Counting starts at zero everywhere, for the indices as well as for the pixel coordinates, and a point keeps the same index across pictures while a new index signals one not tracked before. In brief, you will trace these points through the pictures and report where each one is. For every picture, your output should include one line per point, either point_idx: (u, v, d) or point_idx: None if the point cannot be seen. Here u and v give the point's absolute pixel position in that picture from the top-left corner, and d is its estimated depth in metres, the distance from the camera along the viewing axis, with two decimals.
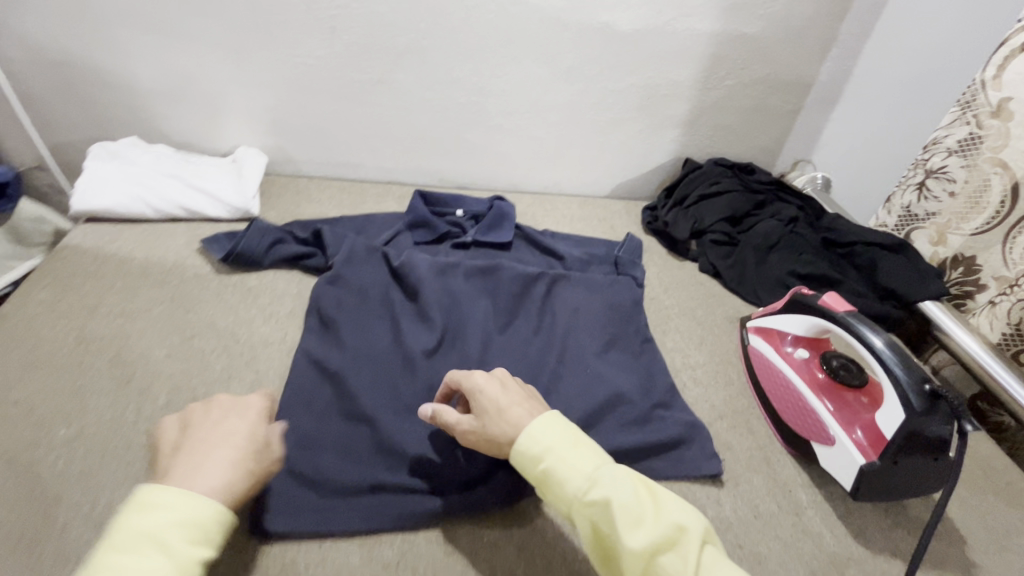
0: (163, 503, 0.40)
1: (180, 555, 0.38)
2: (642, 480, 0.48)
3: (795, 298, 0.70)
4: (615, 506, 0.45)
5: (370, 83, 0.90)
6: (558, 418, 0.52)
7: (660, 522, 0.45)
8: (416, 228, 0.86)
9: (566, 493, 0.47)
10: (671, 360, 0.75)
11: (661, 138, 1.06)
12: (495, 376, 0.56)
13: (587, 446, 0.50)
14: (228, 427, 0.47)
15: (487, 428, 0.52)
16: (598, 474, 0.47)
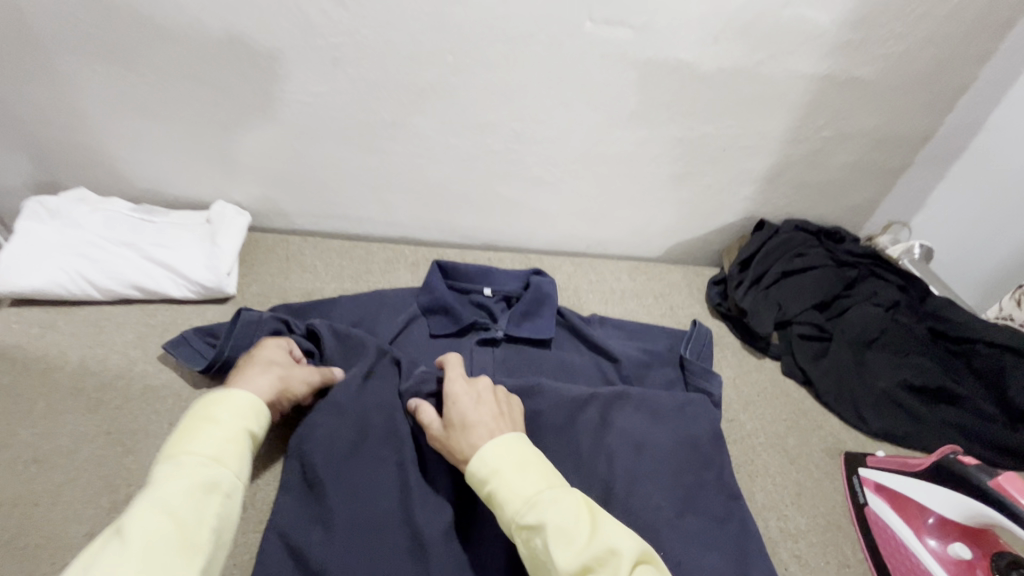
0: (223, 395, 0.43)
1: (235, 429, 0.41)
2: (586, 503, 0.42)
3: (943, 463, 0.52)
4: (550, 530, 0.39)
5: (382, 127, 0.72)
6: (516, 435, 0.47)
7: (595, 544, 0.39)
8: (433, 314, 0.68)
9: (505, 516, 0.42)
10: (762, 523, 0.57)
11: (732, 196, 0.87)
12: (477, 389, 0.53)
13: (537, 466, 0.44)
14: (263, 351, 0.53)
15: (450, 440, 0.49)
16: (538, 496, 0.41)
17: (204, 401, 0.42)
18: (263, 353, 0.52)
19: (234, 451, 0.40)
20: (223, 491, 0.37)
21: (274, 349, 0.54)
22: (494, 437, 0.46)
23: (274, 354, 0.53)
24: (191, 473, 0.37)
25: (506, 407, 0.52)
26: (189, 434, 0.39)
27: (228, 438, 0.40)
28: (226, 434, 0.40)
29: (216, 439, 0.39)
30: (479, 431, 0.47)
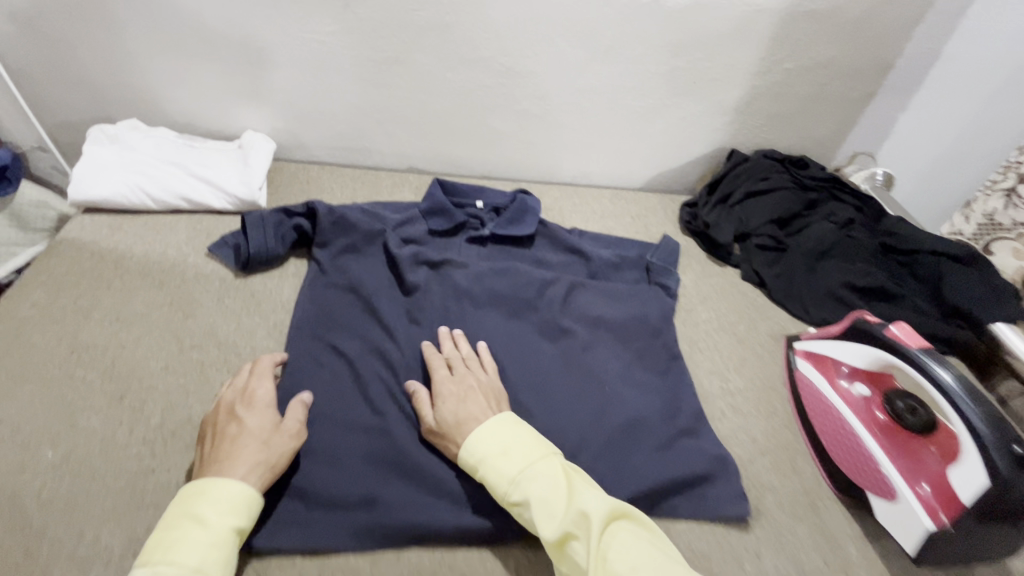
0: (208, 486, 0.45)
1: (221, 530, 0.44)
2: (565, 475, 0.49)
3: (856, 325, 0.62)
4: (535, 506, 0.47)
5: (388, 64, 0.82)
6: (498, 420, 0.53)
7: (572, 510, 0.47)
8: (432, 215, 0.79)
9: (495, 490, 0.50)
10: (706, 382, 0.68)
11: (704, 127, 0.96)
12: (467, 386, 0.58)
13: (517, 445, 0.51)
14: (243, 423, 0.51)
15: (444, 435, 0.54)
16: (520, 475, 0.49)
17: (193, 489, 0.45)
18: (250, 424, 0.51)
19: (217, 558, 0.42)
20: None
21: (263, 415, 0.52)
22: (478, 426, 0.53)
23: (262, 421, 0.51)
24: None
25: (491, 400, 0.57)
26: (175, 539, 0.42)
27: (214, 544, 0.43)
28: (211, 537, 0.43)
29: (200, 543, 0.42)
30: (471, 428, 0.53)
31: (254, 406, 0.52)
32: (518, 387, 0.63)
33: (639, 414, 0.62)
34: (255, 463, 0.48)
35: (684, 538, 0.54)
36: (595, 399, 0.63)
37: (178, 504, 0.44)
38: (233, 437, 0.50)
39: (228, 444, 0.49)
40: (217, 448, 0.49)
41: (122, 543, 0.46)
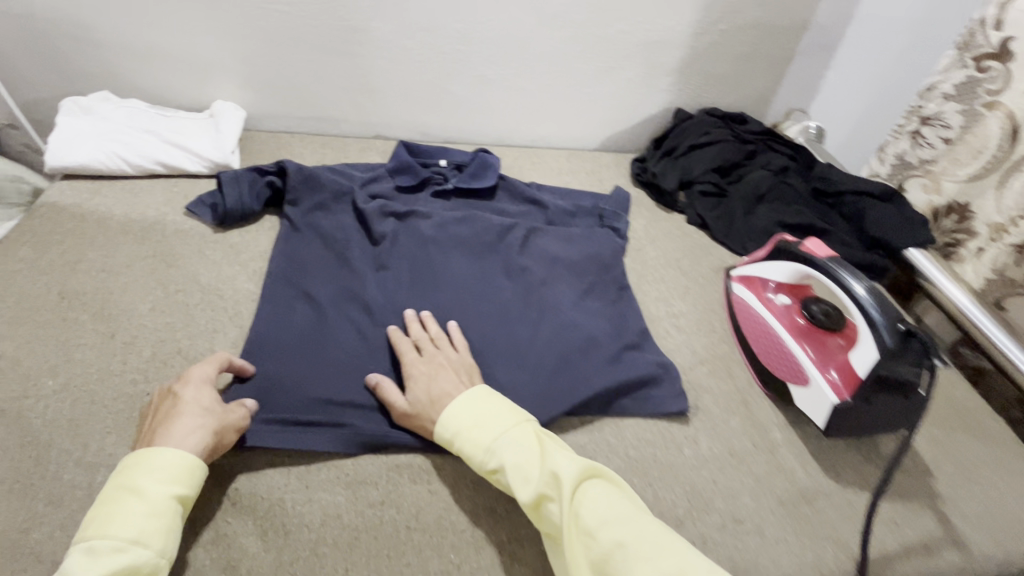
0: (145, 459, 0.45)
1: (160, 499, 0.43)
2: (537, 441, 0.51)
3: (778, 245, 0.69)
4: (511, 472, 0.49)
5: (349, 32, 0.87)
6: (470, 393, 0.54)
7: (545, 472, 0.48)
8: (398, 173, 0.85)
9: (473, 460, 0.51)
10: (652, 308, 0.76)
11: (651, 88, 1.03)
12: (435, 365, 0.58)
13: (490, 414, 0.53)
14: (182, 398, 0.50)
15: (419, 415, 0.55)
16: (495, 444, 0.50)
17: (131, 461, 0.45)
18: (187, 399, 0.50)
19: (158, 528, 0.42)
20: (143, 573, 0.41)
21: (204, 391, 0.51)
22: (452, 402, 0.54)
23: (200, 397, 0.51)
24: (111, 555, 0.40)
25: (462, 374, 0.58)
26: (115, 513, 0.42)
27: (151, 515, 0.42)
28: (151, 509, 0.43)
29: (138, 516, 0.42)
30: (445, 404, 0.54)
31: (196, 381, 0.52)
32: (481, 316, 0.69)
33: (591, 334, 0.68)
34: (192, 430, 0.48)
35: (630, 432, 0.61)
36: (554, 324, 0.69)
37: (115, 478, 0.44)
38: (170, 409, 0.49)
39: (164, 419, 0.49)
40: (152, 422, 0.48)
41: (124, 452, 0.51)
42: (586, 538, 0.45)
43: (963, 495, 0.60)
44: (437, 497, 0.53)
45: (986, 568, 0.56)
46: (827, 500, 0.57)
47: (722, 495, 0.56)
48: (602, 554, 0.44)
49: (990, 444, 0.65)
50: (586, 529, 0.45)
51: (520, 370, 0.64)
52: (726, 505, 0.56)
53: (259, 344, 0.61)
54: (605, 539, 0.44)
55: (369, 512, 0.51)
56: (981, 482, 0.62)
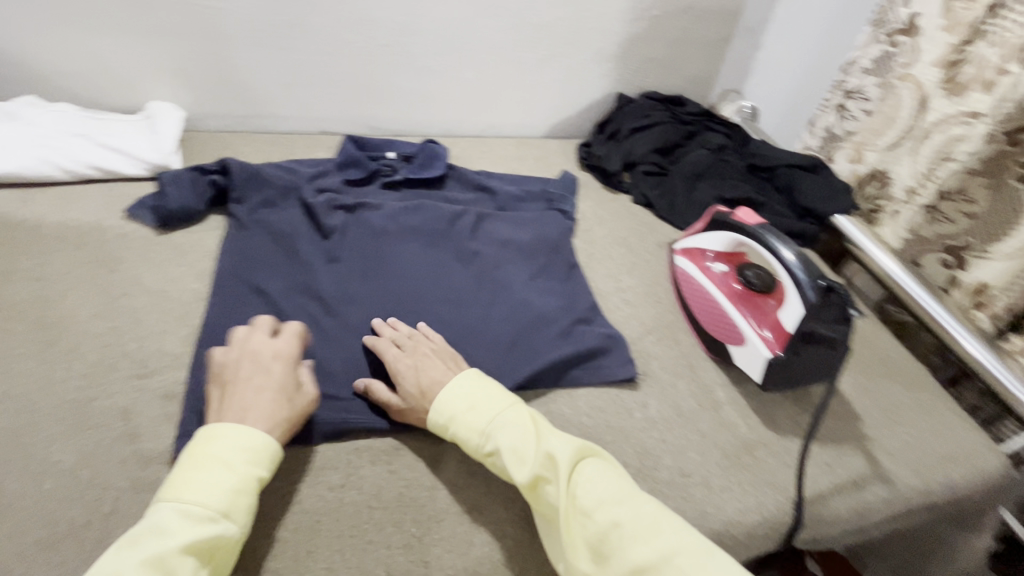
0: (235, 432, 0.46)
1: (247, 478, 0.45)
2: (532, 424, 0.53)
3: (714, 216, 0.73)
4: (506, 453, 0.50)
5: (288, 27, 0.86)
6: (463, 377, 0.56)
7: (540, 454, 0.50)
8: (347, 167, 0.85)
9: (468, 444, 0.53)
10: (602, 285, 0.79)
11: (592, 74, 1.06)
12: (417, 357, 0.59)
13: (487, 399, 0.55)
14: (267, 374, 0.52)
15: (414, 408, 0.56)
16: (490, 427, 0.52)
17: (219, 432, 0.46)
18: (274, 378, 0.52)
19: (243, 506, 0.44)
20: (225, 546, 0.43)
21: (285, 372, 0.53)
22: (443, 390, 0.55)
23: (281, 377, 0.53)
24: (198, 524, 0.42)
25: (448, 360, 0.59)
26: (204, 483, 0.43)
27: (240, 491, 0.44)
28: (239, 486, 0.44)
29: (226, 491, 0.44)
30: (435, 392, 0.55)
31: (281, 361, 0.54)
32: (435, 301, 0.70)
33: (543, 311, 0.71)
34: (277, 416, 0.50)
35: (583, 401, 0.63)
36: (509, 304, 0.71)
37: (203, 446, 0.45)
38: (258, 386, 0.51)
39: (249, 393, 0.50)
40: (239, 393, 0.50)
41: (72, 458, 0.50)
42: (581, 517, 0.47)
43: (888, 434, 0.65)
44: (398, 476, 0.55)
45: (910, 498, 0.61)
46: (766, 448, 0.62)
47: (670, 453, 0.60)
48: (596, 534, 0.45)
49: (910, 386, 0.71)
50: (581, 508, 0.47)
51: (475, 349, 0.66)
52: (675, 462, 0.59)
53: (210, 342, 0.60)
54: (599, 519, 0.46)
55: (331, 496, 0.52)
56: (903, 421, 0.67)
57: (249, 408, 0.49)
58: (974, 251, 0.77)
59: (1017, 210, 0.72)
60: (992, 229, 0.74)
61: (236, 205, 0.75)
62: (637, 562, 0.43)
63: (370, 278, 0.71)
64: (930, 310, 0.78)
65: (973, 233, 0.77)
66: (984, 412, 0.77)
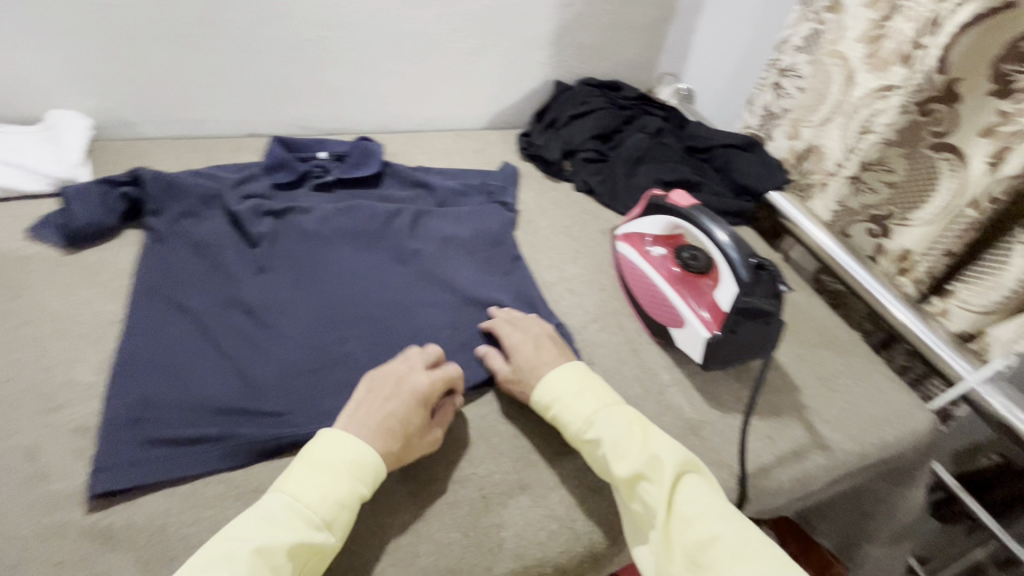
0: (350, 443, 0.47)
1: (350, 493, 0.45)
2: (637, 422, 0.53)
3: (650, 201, 0.74)
4: (607, 444, 0.51)
5: (200, 23, 0.81)
6: (571, 369, 0.57)
7: (644, 453, 0.50)
8: (275, 171, 0.81)
9: (568, 429, 0.54)
10: (546, 275, 0.78)
11: (529, 62, 1.05)
12: (530, 335, 0.61)
13: (602, 396, 0.55)
14: (398, 394, 0.52)
15: (519, 380, 0.58)
16: (594, 416, 0.53)
17: (338, 441, 0.47)
18: (400, 397, 0.52)
19: (343, 520, 0.44)
20: (320, 555, 0.43)
21: (412, 397, 0.52)
22: (553, 371, 0.57)
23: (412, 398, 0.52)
24: (303, 528, 0.43)
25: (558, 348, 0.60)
26: (318, 486, 0.45)
27: (343, 505, 0.45)
28: (344, 501, 0.45)
29: (332, 500, 0.44)
30: (542, 371, 0.57)
31: (416, 396, 0.52)
32: (374, 303, 0.67)
33: (488, 307, 0.69)
34: (389, 442, 0.49)
35: None
36: (451, 302, 0.69)
37: (321, 451, 0.47)
38: (383, 412, 0.50)
39: (375, 408, 0.51)
40: (367, 408, 0.51)
41: None
42: (680, 524, 0.46)
43: (825, 401, 0.68)
44: None
45: (849, 462, 0.63)
46: (711, 427, 0.63)
47: None
48: (693, 542, 0.45)
49: (844, 354, 0.74)
50: (681, 515, 0.47)
51: None
52: None
53: (125, 366, 0.56)
54: (700, 530, 0.45)
55: None
56: (839, 388, 0.70)
57: (371, 424, 0.49)
58: (895, 219, 0.80)
59: (932, 178, 0.75)
60: (911, 196, 0.78)
61: (151, 217, 0.70)
62: None
63: (302, 285, 0.67)
64: (862, 280, 0.82)
65: (894, 202, 0.80)
66: (912, 371, 0.80)
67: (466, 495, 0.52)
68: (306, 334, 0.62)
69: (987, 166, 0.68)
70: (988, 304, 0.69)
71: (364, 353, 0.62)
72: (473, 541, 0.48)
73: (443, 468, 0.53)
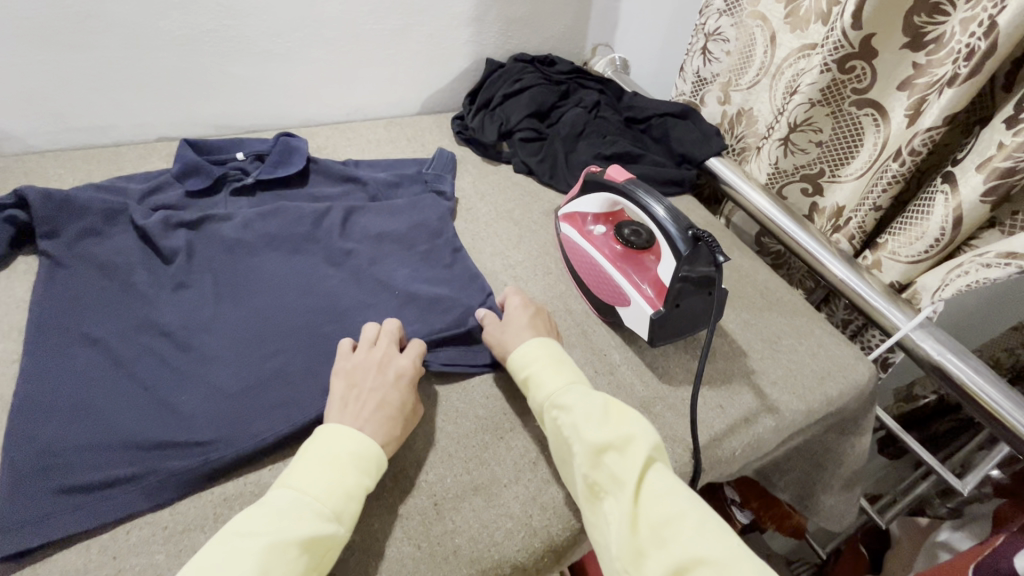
0: (348, 434, 0.47)
1: (357, 484, 0.44)
2: (610, 401, 0.51)
3: (588, 178, 0.72)
4: (578, 413, 0.50)
5: (79, 18, 0.72)
6: (546, 342, 0.58)
7: (618, 428, 0.48)
8: (186, 177, 0.74)
9: (541, 396, 0.53)
10: (490, 264, 0.76)
11: (455, 40, 1.00)
12: (530, 305, 0.65)
13: (565, 367, 0.56)
14: (382, 382, 0.52)
15: (503, 339, 0.60)
16: (569, 387, 0.52)
17: (338, 433, 0.47)
18: (384, 386, 0.52)
19: (351, 512, 0.43)
20: (332, 549, 0.41)
21: (395, 383, 0.53)
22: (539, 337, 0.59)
23: (391, 387, 0.52)
24: (313, 521, 0.41)
25: (549, 326, 0.63)
26: (326, 476, 0.43)
27: (350, 495, 0.43)
28: (350, 491, 0.44)
29: (340, 492, 0.43)
30: (527, 336, 0.60)
31: (405, 378, 0.54)
32: (307, 312, 0.63)
33: (428, 302, 0.66)
34: (387, 427, 0.49)
35: (480, 393, 0.60)
36: (390, 302, 0.66)
37: (321, 444, 0.46)
38: (377, 399, 0.51)
39: (366, 396, 0.51)
40: (359, 398, 0.51)
41: None
42: (647, 498, 0.44)
43: (772, 364, 0.69)
44: None
45: (796, 420, 0.65)
46: (663, 403, 0.63)
47: None
48: (658, 519, 0.43)
49: (788, 314, 0.76)
50: (648, 492, 0.45)
51: None
52: None
53: (24, 409, 0.50)
54: (667, 507, 0.43)
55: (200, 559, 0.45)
56: (784, 349, 0.71)
57: (369, 411, 0.50)
58: (828, 175, 0.82)
59: (858, 133, 0.76)
60: (840, 153, 0.79)
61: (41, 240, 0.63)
62: (697, 556, 0.40)
63: (226, 300, 0.63)
64: (800, 240, 0.80)
65: (823, 159, 0.81)
66: (853, 323, 0.84)
67: (416, 506, 0.50)
68: (234, 352, 0.58)
69: (906, 118, 0.69)
70: (915, 254, 0.71)
71: (297, 365, 0.58)
72: (426, 553, 0.47)
73: (391, 480, 0.51)
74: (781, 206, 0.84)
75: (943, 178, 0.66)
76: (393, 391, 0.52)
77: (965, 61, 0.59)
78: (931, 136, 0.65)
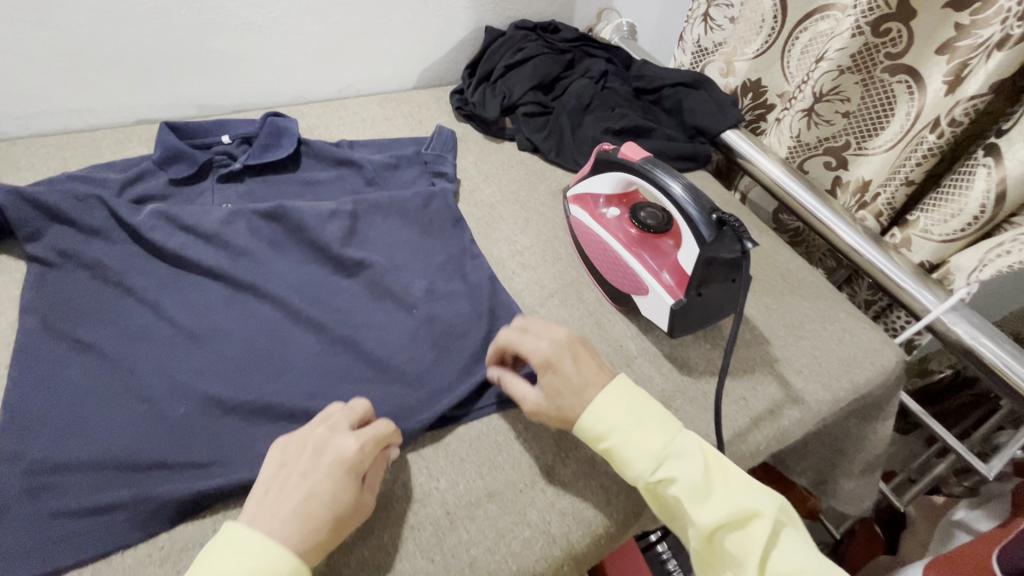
0: (245, 540, 0.38)
1: None
2: (711, 460, 0.46)
3: (599, 157, 0.67)
4: (683, 485, 0.44)
5: None
6: (623, 396, 0.48)
7: (732, 501, 0.43)
8: (169, 164, 0.69)
9: (628, 465, 0.47)
10: (497, 251, 0.72)
11: (452, 8, 0.93)
12: (562, 342, 0.51)
13: (648, 419, 0.48)
14: (314, 469, 0.42)
15: (557, 405, 0.49)
16: (663, 452, 0.46)
17: (230, 539, 0.38)
18: (313, 476, 0.42)
19: None
20: None
21: (325, 476, 0.42)
22: (605, 392, 0.49)
23: (320, 479, 0.41)
24: None
25: (595, 365, 0.51)
26: None
27: None
28: None
29: None
30: (591, 394, 0.49)
31: (341, 467, 0.42)
32: (305, 310, 0.59)
33: (433, 295, 0.63)
34: (307, 533, 0.39)
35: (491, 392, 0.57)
36: (393, 295, 0.62)
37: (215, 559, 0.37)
38: (302, 492, 0.41)
39: (298, 484, 0.41)
40: (286, 490, 0.41)
41: None
42: None
43: (795, 352, 0.65)
44: None
45: (822, 412, 0.62)
46: (684, 397, 0.59)
47: None
48: None
49: (811, 297, 0.72)
50: (775, 571, 0.41)
51: (358, 363, 0.56)
52: None
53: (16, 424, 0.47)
54: None
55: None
56: (809, 336, 0.68)
57: (290, 507, 0.40)
58: (853, 148, 0.77)
59: (889, 103, 0.71)
60: (868, 124, 0.74)
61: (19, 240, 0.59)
62: None
63: (222, 303, 0.59)
64: (824, 218, 0.75)
65: (849, 131, 0.76)
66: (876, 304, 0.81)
67: (428, 515, 0.47)
68: (240, 361, 0.54)
69: (945, 86, 0.64)
70: (950, 232, 0.67)
71: (300, 371, 0.55)
72: (442, 568, 0.44)
73: (401, 490, 0.49)
74: (803, 182, 0.79)
75: (985, 151, 0.61)
76: (323, 483, 0.41)
77: (1017, 21, 0.54)
78: (974, 105, 0.60)
